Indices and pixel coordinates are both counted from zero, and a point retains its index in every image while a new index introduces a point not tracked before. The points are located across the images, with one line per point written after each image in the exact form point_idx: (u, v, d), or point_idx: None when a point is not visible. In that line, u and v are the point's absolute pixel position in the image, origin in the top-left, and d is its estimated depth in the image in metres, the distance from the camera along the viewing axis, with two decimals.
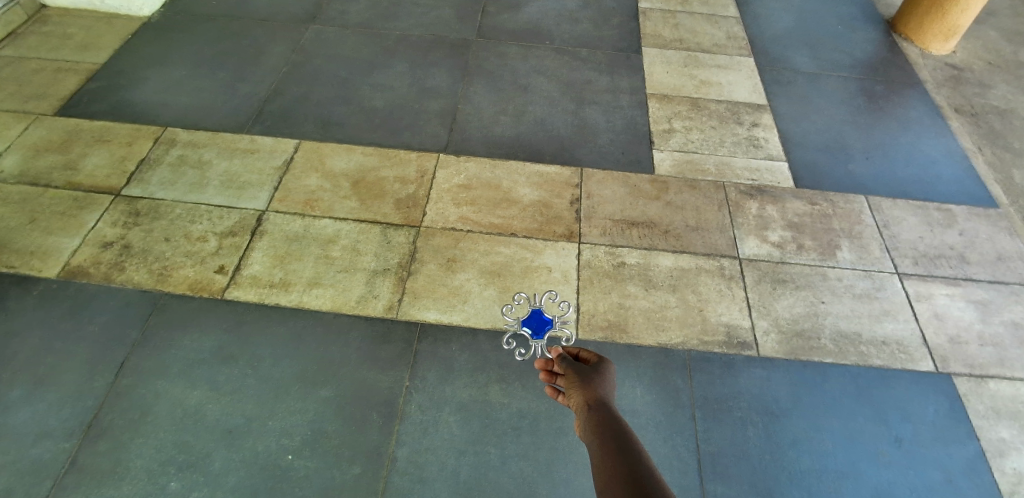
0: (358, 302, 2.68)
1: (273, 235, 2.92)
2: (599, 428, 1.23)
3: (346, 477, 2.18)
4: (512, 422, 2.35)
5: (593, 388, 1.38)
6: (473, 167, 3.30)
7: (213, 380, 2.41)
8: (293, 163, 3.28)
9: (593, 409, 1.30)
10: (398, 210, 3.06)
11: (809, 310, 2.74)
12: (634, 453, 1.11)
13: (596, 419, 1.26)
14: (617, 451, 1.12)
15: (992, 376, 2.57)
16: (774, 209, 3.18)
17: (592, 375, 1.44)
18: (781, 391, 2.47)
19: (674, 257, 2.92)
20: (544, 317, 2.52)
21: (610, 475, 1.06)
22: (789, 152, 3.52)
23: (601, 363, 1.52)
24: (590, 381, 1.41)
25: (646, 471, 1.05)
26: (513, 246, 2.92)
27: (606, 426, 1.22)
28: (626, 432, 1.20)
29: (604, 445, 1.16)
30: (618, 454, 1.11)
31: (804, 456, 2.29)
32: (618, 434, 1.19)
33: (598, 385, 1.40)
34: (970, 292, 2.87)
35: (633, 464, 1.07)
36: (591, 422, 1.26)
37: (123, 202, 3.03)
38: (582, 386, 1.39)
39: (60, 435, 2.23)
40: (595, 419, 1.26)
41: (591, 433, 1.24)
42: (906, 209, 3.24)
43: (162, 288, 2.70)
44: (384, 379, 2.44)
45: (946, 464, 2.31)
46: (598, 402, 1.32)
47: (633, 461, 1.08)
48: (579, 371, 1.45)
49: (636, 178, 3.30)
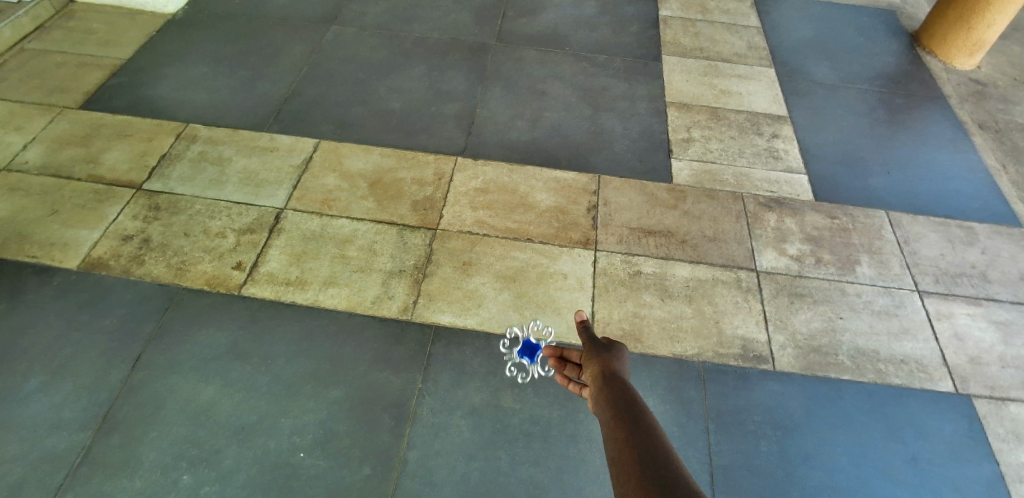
0: (372, 302, 2.69)
1: (290, 233, 2.94)
2: (611, 394, 1.27)
3: (356, 478, 2.19)
4: (524, 428, 2.34)
5: (608, 360, 1.41)
6: (490, 170, 3.30)
7: (227, 375, 2.43)
8: (312, 162, 3.29)
9: (607, 377, 1.34)
10: (414, 212, 3.07)
11: (826, 325, 2.71)
12: (643, 418, 1.15)
13: (607, 386, 1.30)
14: (625, 418, 1.16)
15: (1013, 398, 2.52)
16: (792, 221, 3.15)
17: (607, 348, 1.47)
18: (796, 406, 2.44)
19: (690, 267, 2.90)
20: (548, 298, 2.74)
21: (618, 435, 1.11)
22: (809, 164, 3.49)
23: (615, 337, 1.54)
24: (602, 354, 1.44)
25: (653, 434, 1.10)
26: (529, 251, 2.92)
27: (618, 392, 1.26)
28: (635, 397, 1.24)
29: (614, 410, 1.21)
30: (627, 419, 1.15)
31: (818, 473, 2.27)
32: (628, 399, 1.22)
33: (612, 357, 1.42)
34: (991, 311, 2.82)
35: (641, 428, 1.11)
36: (603, 390, 1.30)
37: (143, 197, 3.07)
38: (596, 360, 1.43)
39: (76, 426, 2.26)
40: (608, 386, 1.30)
41: (602, 400, 1.28)
42: (927, 225, 3.20)
43: (179, 283, 2.72)
44: (397, 381, 2.45)
45: (965, 486, 2.26)
46: (611, 372, 1.35)
47: (642, 423, 1.13)
48: (594, 344, 1.50)
49: (654, 186, 3.28)
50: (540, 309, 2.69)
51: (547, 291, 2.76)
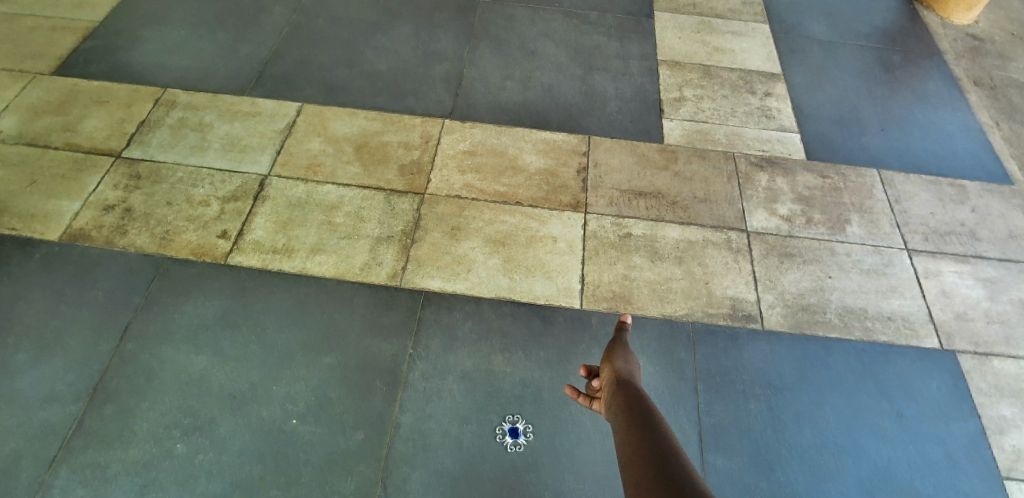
0: (361, 269, 2.67)
1: (275, 200, 2.88)
2: (622, 397, 1.45)
3: (349, 442, 2.21)
4: (515, 391, 2.36)
5: (620, 364, 1.65)
6: (479, 133, 3.24)
7: (218, 345, 2.42)
8: (296, 127, 3.21)
9: (620, 385, 1.52)
10: (401, 177, 3.01)
11: (816, 284, 2.72)
12: (650, 417, 1.31)
13: (620, 391, 1.48)
14: (628, 403, 1.39)
15: (997, 353, 2.56)
16: (784, 181, 3.12)
17: (621, 355, 1.71)
18: (785, 365, 2.47)
19: (681, 229, 2.88)
20: (539, 263, 2.72)
21: (626, 426, 1.30)
22: (802, 123, 3.44)
23: (630, 355, 1.72)
24: (618, 367, 1.63)
25: (658, 431, 1.25)
26: (518, 214, 2.89)
27: (628, 396, 1.44)
28: (644, 400, 1.41)
29: (624, 410, 1.37)
30: (636, 417, 1.31)
31: (805, 430, 2.31)
32: (637, 401, 1.39)
33: (623, 363, 1.66)
34: (979, 269, 2.84)
35: (648, 425, 1.27)
36: (617, 395, 1.48)
37: (124, 165, 2.99)
38: (612, 372, 1.62)
39: (67, 398, 2.26)
40: (621, 391, 1.47)
41: (614, 403, 1.45)
42: (919, 184, 3.18)
43: (164, 253, 2.68)
44: (388, 347, 2.45)
45: (947, 440, 2.32)
46: (622, 374, 1.59)
47: (648, 420, 1.29)
48: (610, 352, 1.74)
49: (645, 147, 3.24)
50: (530, 274, 2.68)
51: (537, 256, 2.74)
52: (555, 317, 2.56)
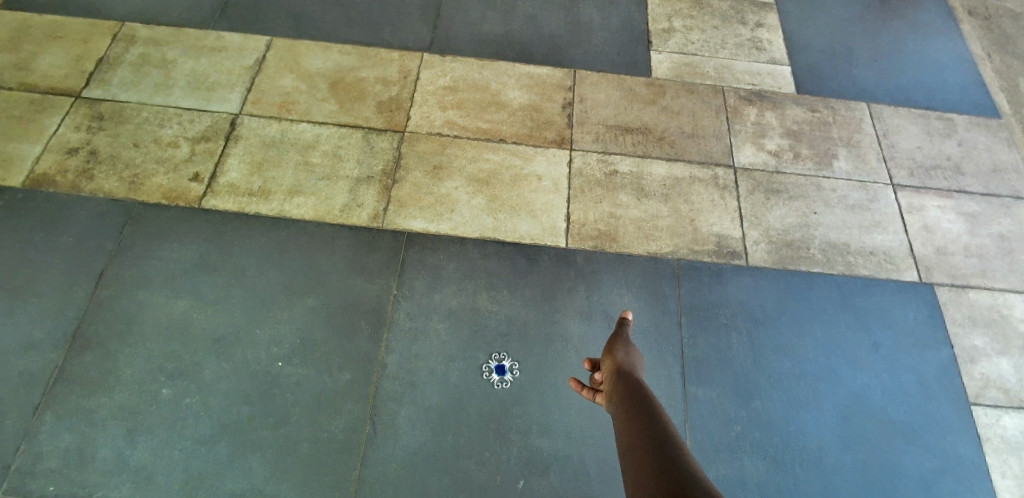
0: (341, 211, 2.60)
1: (248, 140, 2.77)
2: (620, 386, 1.41)
3: (336, 383, 2.21)
4: (501, 329, 2.36)
5: (619, 354, 1.61)
6: (459, 67, 3.10)
7: (197, 290, 2.37)
8: (266, 62, 3.04)
9: (621, 376, 1.46)
10: (380, 114, 2.89)
11: (801, 220, 2.72)
12: (652, 409, 1.25)
13: (621, 382, 1.43)
14: (627, 394, 1.35)
15: (973, 286, 2.61)
16: (773, 115, 3.07)
17: (620, 345, 1.66)
18: (767, 298, 2.50)
19: (668, 165, 2.83)
20: (523, 201, 2.67)
21: (625, 417, 1.26)
22: (794, 55, 3.34)
23: (630, 345, 1.68)
24: (618, 358, 1.58)
25: (660, 425, 1.20)
26: (502, 152, 2.81)
27: (629, 388, 1.38)
28: (646, 392, 1.35)
29: (625, 403, 1.32)
30: (637, 410, 1.26)
31: (785, 361, 2.36)
32: (638, 394, 1.34)
33: (622, 353, 1.62)
34: (961, 203, 2.85)
35: (650, 419, 1.21)
36: (615, 385, 1.44)
37: (85, 106, 2.83)
38: (613, 364, 1.56)
39: (45, 346, 2.21)
40: (620, 381, 1.44)
41: (614, 397, 1.40)
42: (907, 117, 3.14)
43: (135, 197, 2.58)
44: (372, 288, 2.42)
45: (920, 368, 2.39)
46: (621, 364, 1.55)
47: (648, 410, 1.25)
48: (610, 342, 1.70)
49: (632, 81, 3.13)
50: (515, 213, 2.64)
51: (521, 194, 2.69)
52: (540, 256, 2.54)
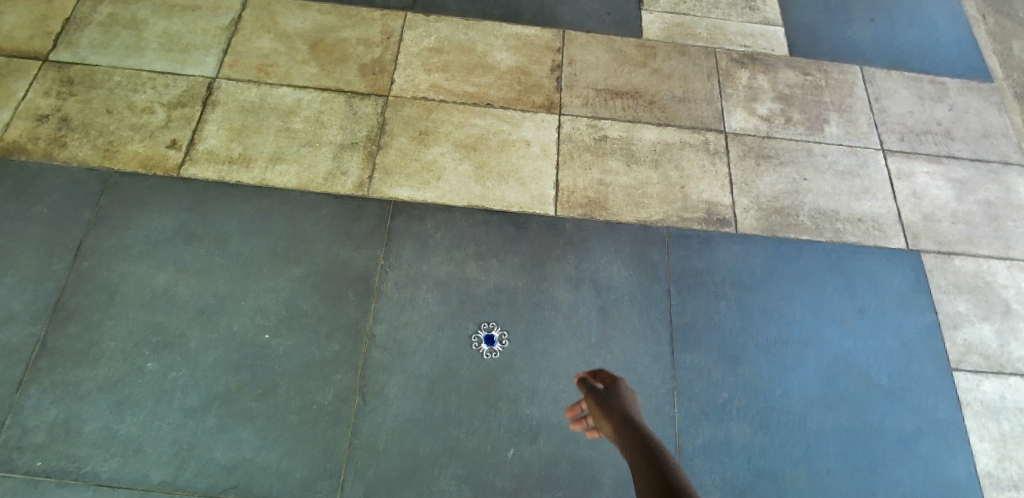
0: (325, 179, 2.54)
1: (227, 105, 2.67)
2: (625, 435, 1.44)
3: (325, 353, 2.20)
4: (490, 297, 2.35)
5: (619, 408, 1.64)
6: (444, 27, 2.99)
7: (179, 260, 2.32)
8: (242, 22, 2.91)
9: (624, 425, 1.49)
10: (363, 77, 2.80)
11: (791, 186, 2.70)
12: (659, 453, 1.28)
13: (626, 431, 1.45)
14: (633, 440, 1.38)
15: (958, 252, 2.63)
16: (765, 78, 3.01)
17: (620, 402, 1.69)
18: (756, 265, 2.50)
19: (658, 131, 2.79)
20: (512, 168, 2.62)
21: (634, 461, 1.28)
22: (788, 15, 3.26)
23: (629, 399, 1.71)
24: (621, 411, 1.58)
25: (670, 469, 1.21)
26: (490, 117, 2.75)
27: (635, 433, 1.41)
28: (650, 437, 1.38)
29: (634, 447, 1.34)
30: (646, 455, 1.28)
31: (772, 327, 2.38)
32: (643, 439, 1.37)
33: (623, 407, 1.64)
34: (950, 169, 2.85)
35: (659, 463, 1.23)
36: (620, 434, 1.46)
37: (52, 69, 2.70)
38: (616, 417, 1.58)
39: (25, 319, 2.17)
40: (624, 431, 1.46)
41: (624, 446, 1.40)
42: (900, 81, 3.10)
43: (111, 166, 2.50)
44: (359, 257, 2.39)
45: (903, 332, 2.42)
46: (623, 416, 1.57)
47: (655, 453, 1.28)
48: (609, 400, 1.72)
49: (623, 42, 3.05)
50: (503, 180, 2.60)
51: (510, 161, 2.64)
52: (529, 224, 2.51)
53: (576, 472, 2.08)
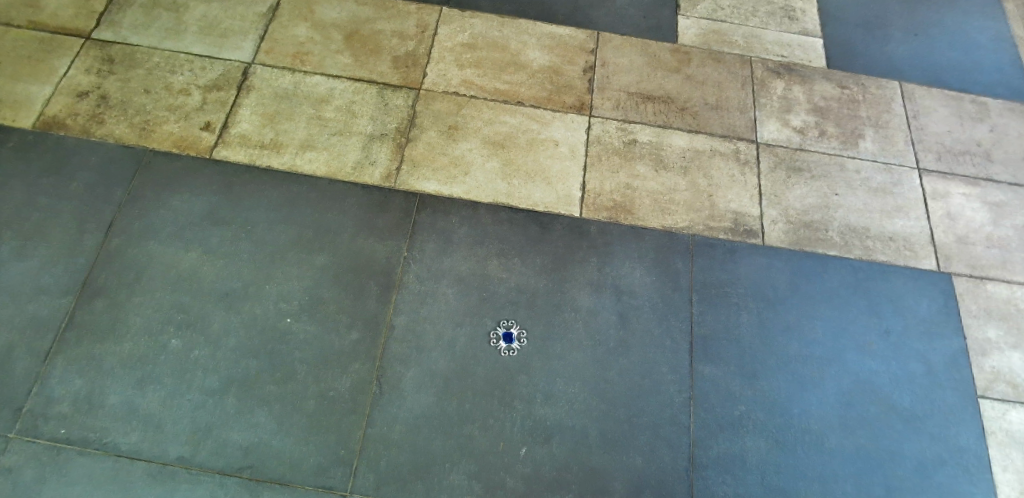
0: (353, 168, 2.56)
1: (260, 91, 2.70)
2: None
3: (345, 341, 2.22)
4: (510, 296, 2.35)
5: None
6: (479, 24, 2.99)
7: (206, 242, 2.36)
8: (280, 10, 2.95)
9: None
10: (396, 70, 2.81)
11: (821, 201, 2.66)
12: None
13: None
14: None
15: (991, 277, 2.56)
16: (800, 90, 2.96)
17: None
18: (781, 280, 2.46)
19: (688, 137, 2.76)
20: (538, 168, 2.62)
21: None
22: (827, 26, 3.20)
23: None
24: None
25: None
26: (519, 115, 2.74)
27: None
28: None
29: None
30: None
31: (793, 343, 2.34)
32: None
33: None
34: (987, 192, 2.77)
35: None
36: None
37: (95, 48, 2.76)
38: None
39: (57, 291, 2.22)
40: None
41: None
42: (940, 99, 3.03)
43: (145, 145, 2.55)
44: (382, 248, 2.40)
45: (929, 357, 2.37)
46: None
47: None
48: None
49: (657, 47, 3.02)
50: (529, 179, 2.59)
51: (537, 160, 2.64)
52: (553, 225, 2.50)
53: (587, 477, 2.07)
